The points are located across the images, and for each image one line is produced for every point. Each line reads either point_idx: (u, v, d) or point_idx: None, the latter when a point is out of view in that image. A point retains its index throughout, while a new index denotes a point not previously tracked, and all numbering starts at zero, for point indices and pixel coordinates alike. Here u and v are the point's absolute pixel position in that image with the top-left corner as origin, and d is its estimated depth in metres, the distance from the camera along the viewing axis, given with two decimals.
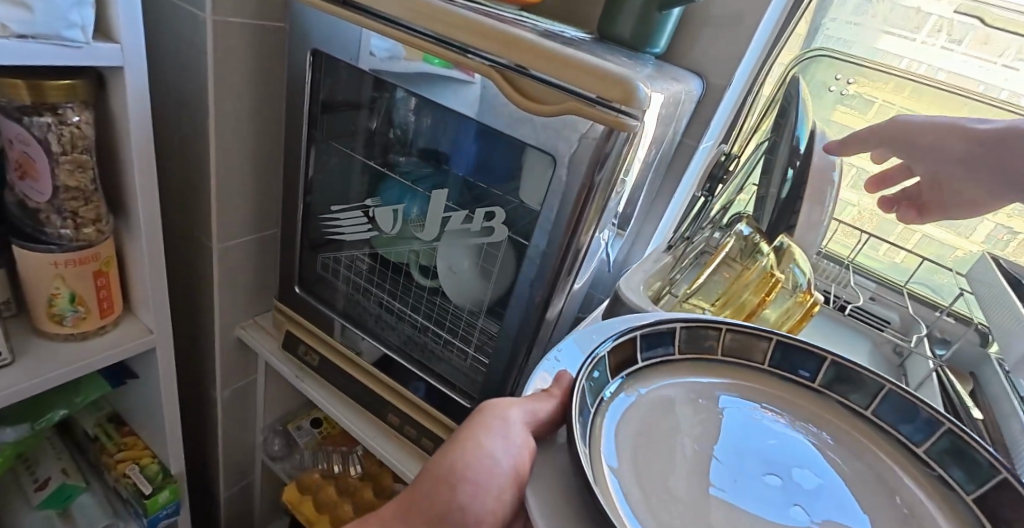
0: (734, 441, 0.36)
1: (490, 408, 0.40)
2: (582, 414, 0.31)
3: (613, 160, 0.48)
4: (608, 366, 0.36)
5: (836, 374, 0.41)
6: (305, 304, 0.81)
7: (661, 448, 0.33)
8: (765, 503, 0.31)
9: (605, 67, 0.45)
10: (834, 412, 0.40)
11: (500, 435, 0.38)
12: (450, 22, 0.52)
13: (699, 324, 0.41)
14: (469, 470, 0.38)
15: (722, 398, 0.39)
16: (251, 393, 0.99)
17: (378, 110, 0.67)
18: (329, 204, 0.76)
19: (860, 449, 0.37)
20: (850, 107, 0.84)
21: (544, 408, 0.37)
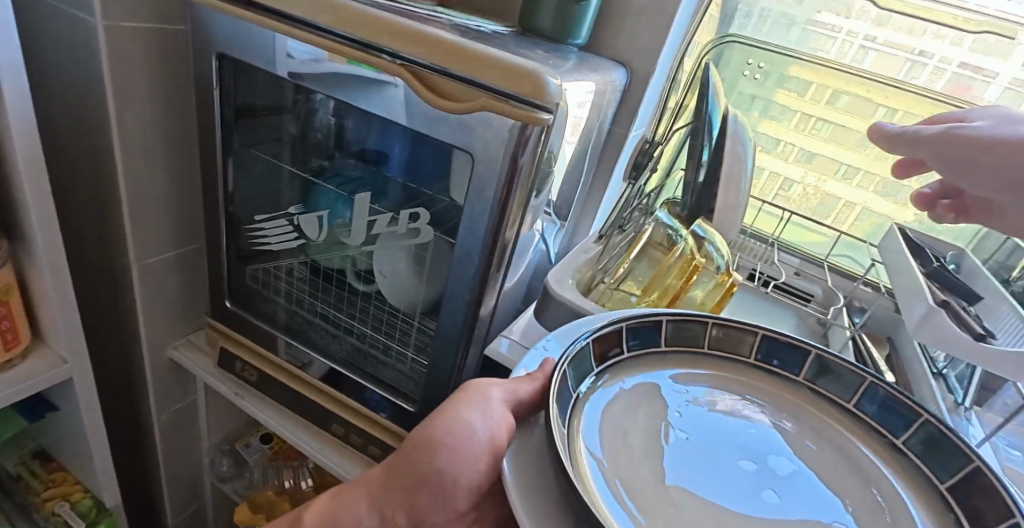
0: (715, 430, 0.37)
1: (472, 386, 0.45)
2: (561, 401, 0.33)
3: (530, 153, 0.48)
4: (591, 354, 0.37)
5: (819, 367, 0.42)
6: (240, 319, 0.79)
7: (647, 441, 0.34)
8: (739, 489, 0.33)
9: (517, 64, 0.46)
10: (815, 404, 0.41)
11: (482, 409, 0.42)
12: (361, 22, 0.51)
13: (687, 318, 0.42)
14: (447, 439, 0.44)
15: (705, 389, 0.41)
16: (193, 415, 0.95)
17: (299, 113, 0.65)
18: (253, 213, 0.74)
19: (839, 440, 0.38)
20: (789, 89, 0.79)
21: (525, 389, 0.40)
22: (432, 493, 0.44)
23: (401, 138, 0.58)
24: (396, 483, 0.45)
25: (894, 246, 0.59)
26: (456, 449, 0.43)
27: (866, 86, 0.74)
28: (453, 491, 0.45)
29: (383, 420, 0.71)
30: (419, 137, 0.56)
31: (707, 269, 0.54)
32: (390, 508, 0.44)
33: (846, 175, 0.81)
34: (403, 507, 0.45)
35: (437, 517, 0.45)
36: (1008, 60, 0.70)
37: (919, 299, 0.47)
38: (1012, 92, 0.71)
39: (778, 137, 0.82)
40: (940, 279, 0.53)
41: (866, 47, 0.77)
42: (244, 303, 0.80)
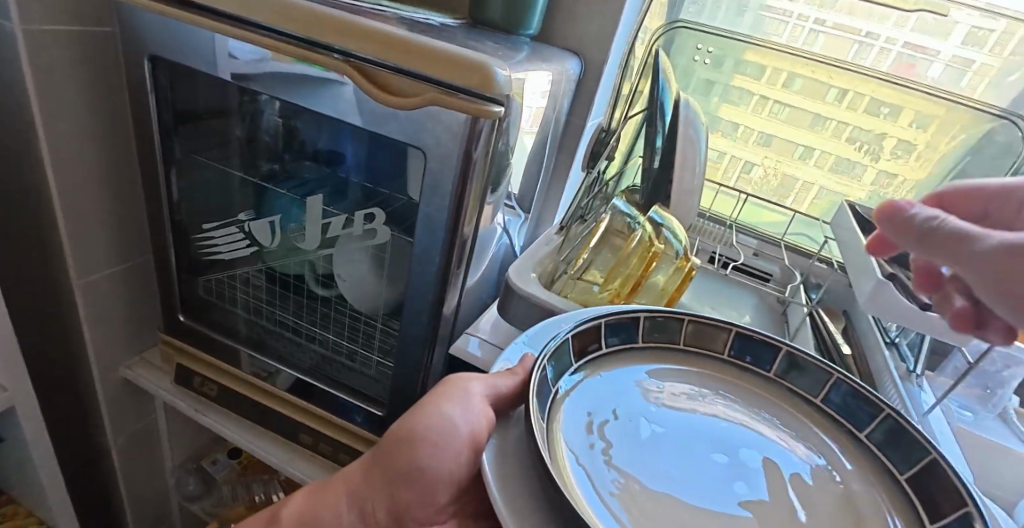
0: (688, 422, 0.38)
1: (452, 381, 0.44)
2: (542, 394, 0.33)
3: (484, 146, 0.47)
4: (570, 349, 0.38)
5: (789, 363, 0.42)
6: (196, 333, 0.76)
7: (622, 438, 0.35)
8: (710, 481, 0.34)
9: (463, 55, 0.45)
10: (788, 401, 0.41)
11: (460, 405, 0.42)
12: (300, 17, 0.49)
13: (666, 315, 0.43)
14: (426, 437, 0.43)
15: (679, 385, 0.41)
16: (153, 435, 0.91)
17: (244, 116, 0.62)
18: (200, 221, 0.71)
19: (804, 433, 0.39)
20: (746, 74, 0.79)
21: (504, 385, 0.39)
22: (412, 488, 0.45)
23: (352, 137, 0.56)
24: (377, 477, 0.46)
25: (844, 222, 0.60)
26: (434, 447, 0.43)
27: (820, 71, 0.75)
28: (435, 487, 0.45)
29: (352, 427, 0.69)
30: (370, 135, 0.54)
31: (665, 255, 0.52)
32: (370, 501, 0.46)
33: (803, 157, 0.82)
34: (384, 499, 0.46)
35: (418, 511, 0.46)
36: (948, 39, 0.73)
37: (866, 274, 0.48)
38: (951, 67, 0.75)
39: (737, 121, 0.83)
40: (888, 253, 0.55)
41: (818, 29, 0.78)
42: (198, 316, 0.77)
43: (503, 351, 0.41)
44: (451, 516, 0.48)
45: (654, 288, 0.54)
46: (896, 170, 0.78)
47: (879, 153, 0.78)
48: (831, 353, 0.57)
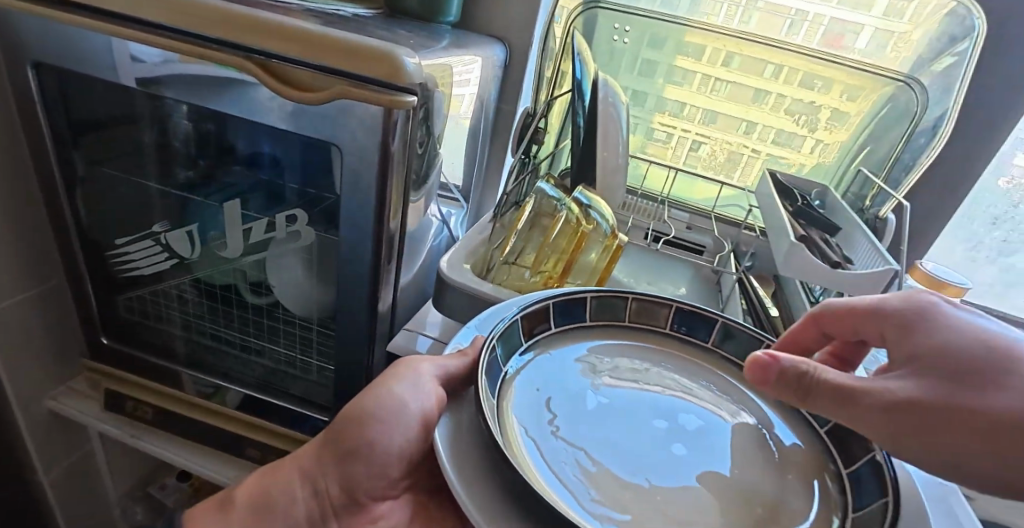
0: (634, 391, 0.38)
1: (402, 362, 0.41)
2: (492, 373, 0.33)
3: (402, 138, 0.46)
4: (522, 329, 0.38)
5: (724, 332, 0.42)
6: (123, 355, 0.72)
7: (568, 412, 0.34)
8: (651, 446, 0.34)
9: (367, 45, 0.44)
10: (721, 369, 0.41)
11: (412, 384, 0.40)
12: (191, 12, 0.46)
13: (611, 294, 0.42)
14: (377, 411, 0.41)
15: (627, 359, 0.41)
16: (92, 466, 0.86)
17: (149, 122, 0.59)
18: (113, 237, 0.67)
19: (738, 395, 0.39)
20: (687, 54, 0.77)
21: (454, 366, 0.38)
22: (365, 464, 0.43)
23: (266, 137, 0.54)
24: (327, 455, 0.44)
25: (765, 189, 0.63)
26: (387, 421, 0.41)
27: (749, 48, 0.74)
28: (387, 460, 0.43)
29: (302, 437, 0.67)
30: (284, 133, 0.52)
31: (593, 235, 0.53)
32: (325, 478, 0.44)
33: (744, 131, 0.79)
34: (336, 477, 0.44)
35: (371, 486, 0.44)
36: (871, 11, 0.70)
37: (782, 239, 0.50)
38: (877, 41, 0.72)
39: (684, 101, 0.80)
40: (805, 216, 0.57)
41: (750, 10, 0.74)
42: (122, 337, 0.73)
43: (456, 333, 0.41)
44: (404, 490, 0.47)
45: (586, 268, 0.54)
46: (824, 137, 0.77)
47: (818, 123, 0.76)
48: (761, 318, 0.58)
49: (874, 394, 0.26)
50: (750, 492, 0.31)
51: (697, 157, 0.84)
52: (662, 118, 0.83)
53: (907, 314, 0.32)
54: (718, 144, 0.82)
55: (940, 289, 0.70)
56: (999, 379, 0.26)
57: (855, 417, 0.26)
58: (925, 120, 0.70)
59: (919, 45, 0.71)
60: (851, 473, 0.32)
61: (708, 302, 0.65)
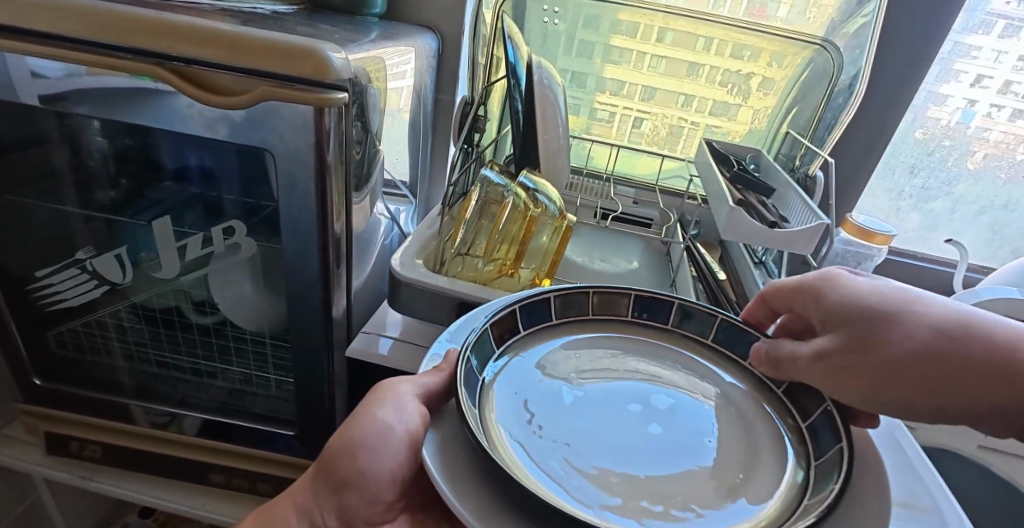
0: (607, 378, 0.38)
1: (383, 386, 0.41)
2: (469, 383, 0.32)
3: (337, 138, 0.45)
4: (492, 338, 0.37)
5: (682, 313, 0.42)
6: (59, 394, 0.67)
7: (548, 409, 0.34)
8: (630, 429, 0.34)
9: (288, 41, 0.42)
10: (685, 347, 0.42)
11: (394, 407, 0.39)
12: (89, 20, 0.43)
13: (574, 290, 0.42)
14: (365, 439, 0.40)
15: (597, 349, 0.41)
16: (42, 515, 0.81)
17: (58, 142, 0.54)
18: (33, 269, 0.62)
19: (701, 370, 0.40)
20: (622, 32, 0.78)
21: (432, 381, 0.37)
22: (358, 491, 0.42)
23: (190, 148, 0.51)
24: (322, 487, 0.43)
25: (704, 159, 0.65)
26: (377, 447, 0.40)
27: (674, 20, 0.75)
28: (382, 486, 0.42)
29: (275, 456, 0.65)
30: (213, 142, 0.49)
31: (543, 219, 0.54)
32: (319, 512, 0.43)
33: (683, 105, 0.81)
34: (332, 508, 0.43)
35: (367, 514, 0.44)
36: None
37: (721, 206, 0.52)
38: (798, 12, 0.76)
39: (623, 80, 0.82)
40: (743, 182, 0.59)
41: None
42: (57, 376, 0.68)
43: (430, 348, 0.40)
44: (399, 512, 0.45)
45: (539, 250, 0.55)
46: (751, 103, 0.80)
47: (749, 92, 0.79)
48: (711, 283, 0.61)
49: (805, 356, 0.34)
50: (726, 460, 0.33)
51: (637, 132, 0.86)
52: (602, 98, 0.84)
53: (823, 284, 0.38)
54: (656, 118, 0.83)
55: (870, 238, 0.74)
56: (893, 324, 0.33)
57: (802, 374, 0.34)
58: (842, 80, 0.73)
59: (834, 8, 0.74)
60: (808, 426, 0.34)
61: (660, 273, 0.67)
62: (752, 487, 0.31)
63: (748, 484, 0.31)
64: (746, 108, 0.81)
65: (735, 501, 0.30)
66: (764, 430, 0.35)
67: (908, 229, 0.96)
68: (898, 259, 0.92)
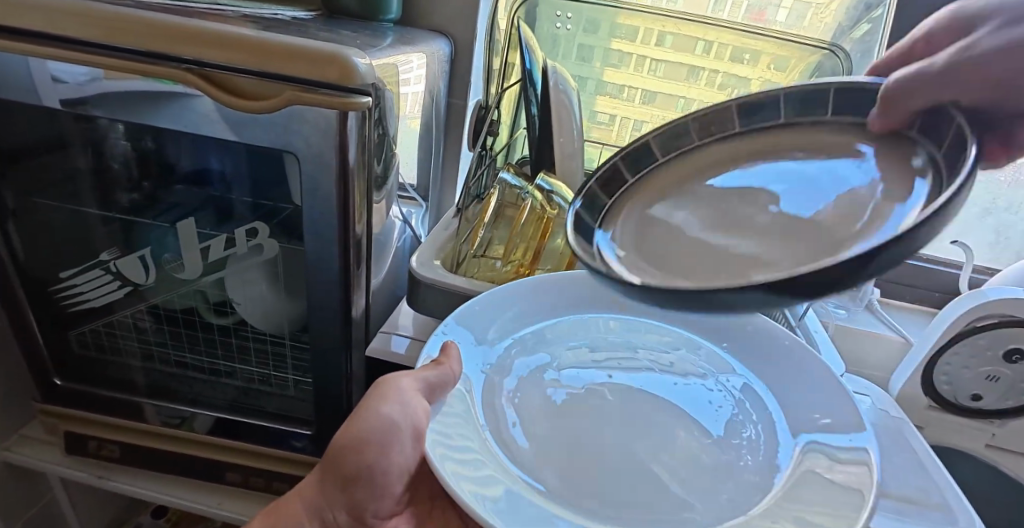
0: (743, 183, 0.40)
1: (382, 381, 0.42)
2: (581, 229, 0.41)
3: (359, 142, 0.46)
4: (602, 195, 0.44)
5: (796, 99, 0.40)
6: (77, 394, 0.68)
7: (673, 231, 0.39)
8: (757, 213, 0.37)
9: (312, 47, 0.43)
10: (815, 131, 0.39)
11: (397, 404, 0.40)
12: (123, 27, 0.44)
13: (671, 122, 0.45)
14: (371, 434, 0.41)
15: (727, 170, 0.42)
16: (57, 516, 0.81)
17: (83, 145, 0.55)
18: (58, 270, 0.63)
19: (824, 152, 0.38)
20: (622, 36, 0.79)
21: (432, 374, 0.39)
22: (368, 487, 0.43)
23: (211, 152, 0.52)
24: (330, 485, 0.43)
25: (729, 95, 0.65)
26: (383, 442, 0.41)
27: (684, 25, 0.75)
28: (389, 477, 0.43)
29: (288, 455, 0.66)
30: (233, 145, 0.50)
31: (559, 219, 0.54)
32: (331, 510, 0.44)
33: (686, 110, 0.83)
34: (343, 505, 0.43)
35: (379, 507, 0.44)
36: None
37: None
38: (797, 16, 0.76)
39: (621, 83, 0.83)
40: None
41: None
42: (79, 375, 0.69)
43: (427, 345, 0.42)
44: (406, 505, 0.47)
45: (555, 252, 0.56)
46: None
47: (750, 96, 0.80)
48: None
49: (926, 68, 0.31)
50: (856, 203, 0.32)
51: None
52: (603, 101, 0.85)
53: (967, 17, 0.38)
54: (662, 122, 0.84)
55: None
56: None
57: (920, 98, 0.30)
58: None
59: (839, 13, 0.74)
60: (944, 150, 0.28)
61: None
62: (882, 213, 0.29)
63: (869, 226, 0.29)
64: None
65: (878, 224, 0.28)
66: (893, 172, 0.32)
67: None
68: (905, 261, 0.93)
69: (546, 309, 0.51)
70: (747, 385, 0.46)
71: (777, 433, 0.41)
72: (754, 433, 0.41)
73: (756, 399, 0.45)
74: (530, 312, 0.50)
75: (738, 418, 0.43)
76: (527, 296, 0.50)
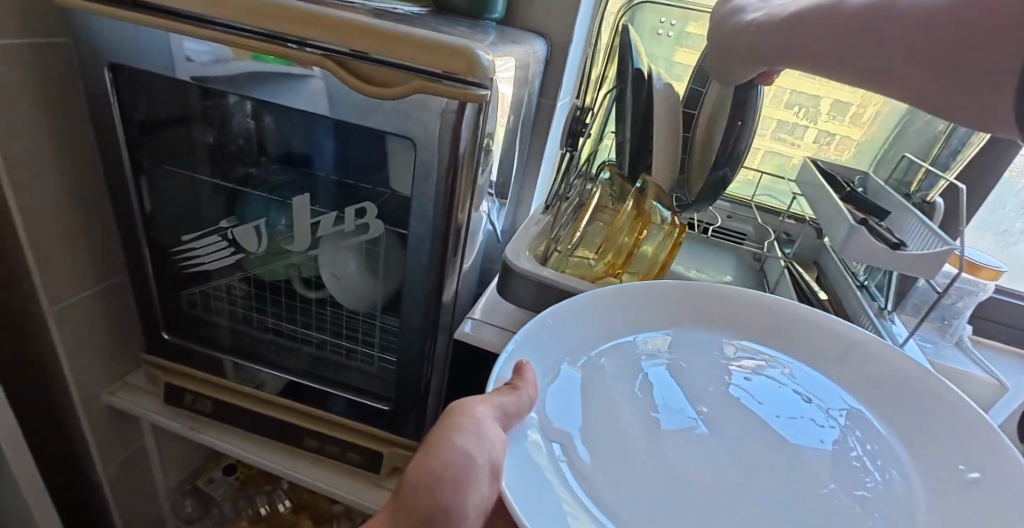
0: None
1: (457, 408, 0.38)
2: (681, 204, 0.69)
3: (470, 133, 0.48)
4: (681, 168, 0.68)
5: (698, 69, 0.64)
6: (184, 350, 0.73)
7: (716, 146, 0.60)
8: None
9: (441, 41, 0.45)
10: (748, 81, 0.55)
11: (473, 434, 0.37)
12: (272, 14, 0.47)
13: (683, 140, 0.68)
14: (447, 469, 0.38)
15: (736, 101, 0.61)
16: (145, 460, 0.88)
17: (211, 121, 0.60)
18: (178, 234, 0.68)
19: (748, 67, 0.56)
20: (689, 46, 0.78)
21: (510, 401, 0.36)
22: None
23: (327, 131, 0.55)
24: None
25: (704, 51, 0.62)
26: (461, 479, 0.38)
27: None
28: (464, 519, 0.40)
29: (362, 427, 0.69)
30: (353, 128, 0.53)
31: (655, 223, 0.57)
32: None
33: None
34: None
35: None
36: None
37: (838, 222, 0.53)
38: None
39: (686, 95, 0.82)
40: (856, 201, 0.60)
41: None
42: (182, 332, 0.74)
43: (497, 364, 0.39)
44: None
45: (645, 257, 0.59)
46: (833, 129, 0.80)
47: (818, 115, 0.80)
48: (810, 301, 0.62)
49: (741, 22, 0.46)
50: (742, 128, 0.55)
51: None
52: None
53: None
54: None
55: (976, 272, 0.76)
56: None
57: None
58: None
59: None
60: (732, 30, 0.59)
61: (755, 287, 0.68)
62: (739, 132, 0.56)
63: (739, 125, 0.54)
64: (831, 137, 0.81)
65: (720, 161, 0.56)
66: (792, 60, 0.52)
67: (1011, 268, 0.91)
68: (1002, 299, 0.87)
69: (640, 320, 0.48)
70: (852, 410, 0.43)
71: (892, 446, 0.40)
72: (878, 482, 0.38)
73: (882, 440, 0.41)
74: (620, 321, 0.47)
75: (856, 461, 0.39)
76: (613, 305, 0.48)
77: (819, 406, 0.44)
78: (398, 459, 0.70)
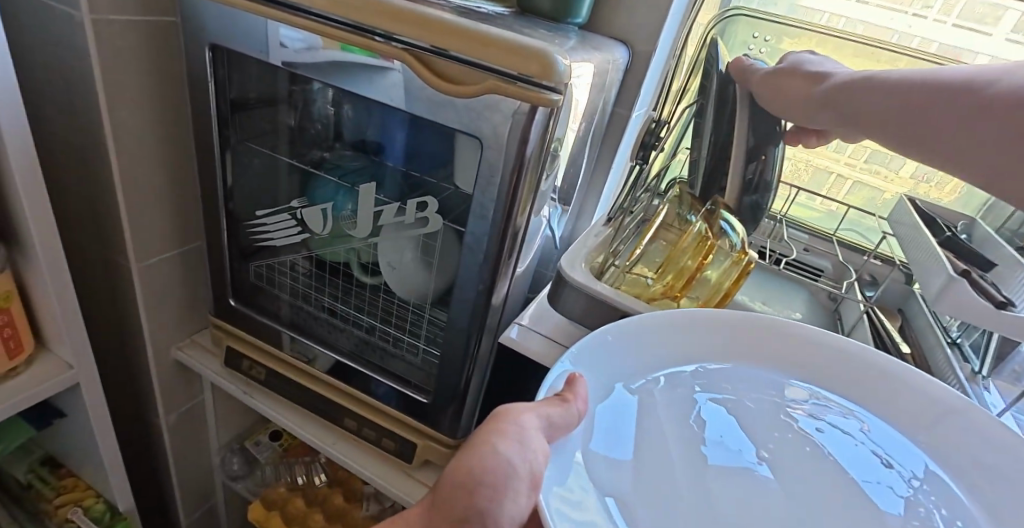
0: None
1: (504, 413, 0.36)
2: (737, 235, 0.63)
3: (539, 137, 0.47)
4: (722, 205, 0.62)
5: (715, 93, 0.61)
6: (245, 318, 0.77)
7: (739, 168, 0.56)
8: None
9: (520, 42, 0.44)
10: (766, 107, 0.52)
11: (516, 440, 0.34)
12: (363, 6, 0.48)
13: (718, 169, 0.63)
14: (484, 476, 0.35)
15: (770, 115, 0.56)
16: (202, 414, 0.93)
17: (295, 105, 0.63)
18: (253, 208, 0.72)
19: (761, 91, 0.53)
20: None
21: (557, 412, 0.34)
22: None
23: (400, 124, 0.56)
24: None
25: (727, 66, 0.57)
26: (497, 489, 0.34)
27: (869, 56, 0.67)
28: None
29: (403, 416, 0.70)
30: (425, 123, 0.54)
31: (723, 247, 0.54)
32: None
33: (835, 151, 0.77)
34: None
35: None
36: (998, 25, 0.68)
37: (936, 271, 0.48)
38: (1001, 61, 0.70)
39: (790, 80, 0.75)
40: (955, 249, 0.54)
41: (853, 17, 0.75)
42: (248, 301, 0.78)
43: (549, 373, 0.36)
44: None
45: (707, 283, 0.56)
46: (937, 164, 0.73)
47: None
48: (890, 351, 0.56)
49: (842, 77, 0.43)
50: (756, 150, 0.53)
51: (822, 178, 0.80)
52: None
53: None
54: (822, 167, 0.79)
55: None
56: None
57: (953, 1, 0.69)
58: None
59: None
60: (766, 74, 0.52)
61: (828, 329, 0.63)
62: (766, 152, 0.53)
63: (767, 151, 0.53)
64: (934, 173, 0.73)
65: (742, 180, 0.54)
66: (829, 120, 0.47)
67: None
68: None
69: (702, 350, 0.45)
70: (934, 477, 0.38)
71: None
72: None
73: None
74: (677, 349, 0.45)
75: None
76: (672, 330, 0.45)
77: (900, 473, 0.38)
78: (431, 454, 0.71)
